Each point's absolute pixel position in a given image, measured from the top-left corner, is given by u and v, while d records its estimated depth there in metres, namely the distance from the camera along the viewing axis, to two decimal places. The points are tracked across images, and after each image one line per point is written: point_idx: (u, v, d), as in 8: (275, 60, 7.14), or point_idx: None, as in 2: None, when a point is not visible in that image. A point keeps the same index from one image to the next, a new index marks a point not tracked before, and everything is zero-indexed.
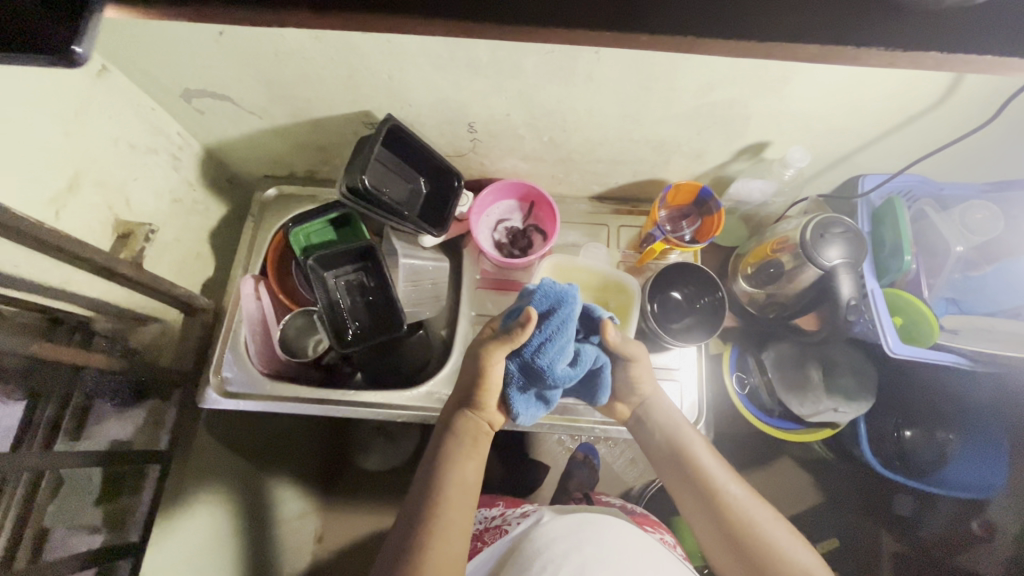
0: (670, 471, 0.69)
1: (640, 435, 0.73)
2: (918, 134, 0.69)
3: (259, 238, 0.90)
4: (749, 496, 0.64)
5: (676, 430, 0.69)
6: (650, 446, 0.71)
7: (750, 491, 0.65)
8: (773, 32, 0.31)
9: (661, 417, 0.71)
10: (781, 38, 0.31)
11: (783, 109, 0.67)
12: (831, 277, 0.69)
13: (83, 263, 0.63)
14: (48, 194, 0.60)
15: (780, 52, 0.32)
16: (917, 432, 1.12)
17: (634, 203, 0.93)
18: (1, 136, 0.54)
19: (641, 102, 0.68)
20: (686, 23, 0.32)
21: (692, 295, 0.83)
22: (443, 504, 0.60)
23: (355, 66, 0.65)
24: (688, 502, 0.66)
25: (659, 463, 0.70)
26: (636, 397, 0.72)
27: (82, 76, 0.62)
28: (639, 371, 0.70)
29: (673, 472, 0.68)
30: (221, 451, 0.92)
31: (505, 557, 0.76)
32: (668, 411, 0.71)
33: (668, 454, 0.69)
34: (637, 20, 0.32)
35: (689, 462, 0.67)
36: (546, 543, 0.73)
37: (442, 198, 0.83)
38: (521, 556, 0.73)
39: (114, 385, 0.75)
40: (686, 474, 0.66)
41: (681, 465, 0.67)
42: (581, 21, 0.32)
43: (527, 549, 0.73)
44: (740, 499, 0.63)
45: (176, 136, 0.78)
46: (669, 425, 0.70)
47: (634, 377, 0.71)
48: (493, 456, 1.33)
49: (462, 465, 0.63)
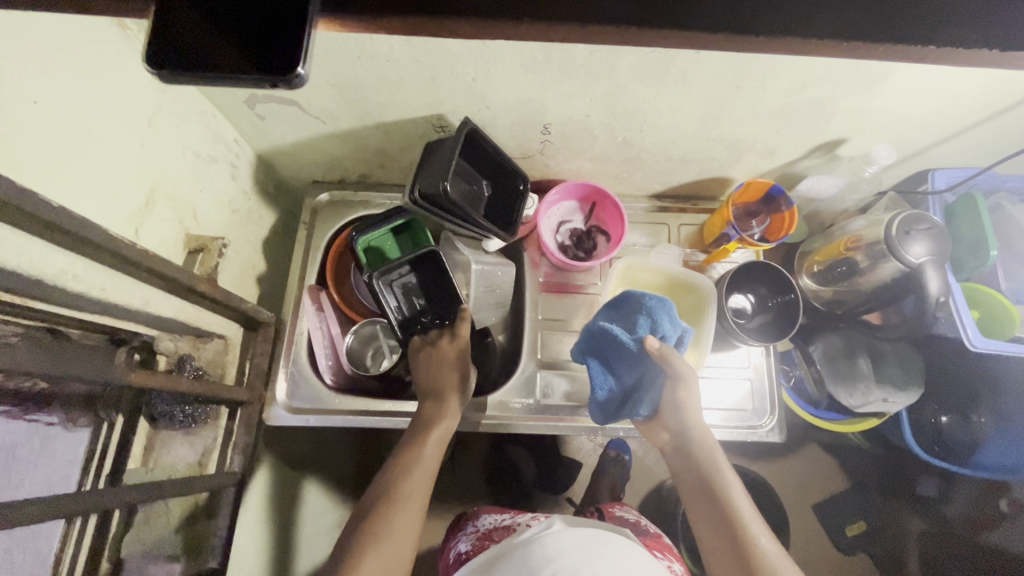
0: (699, 510, 0.67)
1: (676, 466, 0.71)
2: (996, 129, 0.70)
3: (313, 247, 0.86)
4: (779, 554, 0.60)
5: (714, 472, 0.67)
6: (683, 482, 0.70)
7: (782, 550, 0.61)
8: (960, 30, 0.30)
9: (698, 453, 0.69)
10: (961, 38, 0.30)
11: (871, 107, 0.66)
12: (918, 274, 0.70)
13: (162, 283, 0.60)
14: (128, 211, 0.57)
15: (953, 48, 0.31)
16: (952, 417, 1.04)
17: (694, 201, 0.93)
18: (85, 152, 0.50)
19: (729, 101, 0.66)
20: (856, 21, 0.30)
21: (765, 295, 0.84)
22: (405, 507, 0.64)
23: (440, 69, 0.62)
24: (713, 547, 0.64)
25: (692, 502, 0.68)
26: (677, 424, 0.70)
27: (156, 84, 0.58)
28: (688, 396, 0.67)
29: (704, 514, 0.66)
30: (275, 464, 0.89)
31: (504, 564, 0.69)
32: (710, 452, 0.68)
33: (702, 493, 0.67)
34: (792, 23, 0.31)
35: (723, 507, 0.65)
36: (556, 552, 0.66)
37: (508, 201, 0.81)
38: (524, 559, 0.67)
39: (182, 407, 0.71)
40: (718, 517, 0.64)
41: (714, 507, 0.65)
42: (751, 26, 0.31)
43: (533, 556, 0.66)
44: (770, 555, 0.60)
45: (234, 144, 0.74)
46: (708, 466, 0.68)
47: (680, 403, 0.68)
48: (527, 454, 1.28)
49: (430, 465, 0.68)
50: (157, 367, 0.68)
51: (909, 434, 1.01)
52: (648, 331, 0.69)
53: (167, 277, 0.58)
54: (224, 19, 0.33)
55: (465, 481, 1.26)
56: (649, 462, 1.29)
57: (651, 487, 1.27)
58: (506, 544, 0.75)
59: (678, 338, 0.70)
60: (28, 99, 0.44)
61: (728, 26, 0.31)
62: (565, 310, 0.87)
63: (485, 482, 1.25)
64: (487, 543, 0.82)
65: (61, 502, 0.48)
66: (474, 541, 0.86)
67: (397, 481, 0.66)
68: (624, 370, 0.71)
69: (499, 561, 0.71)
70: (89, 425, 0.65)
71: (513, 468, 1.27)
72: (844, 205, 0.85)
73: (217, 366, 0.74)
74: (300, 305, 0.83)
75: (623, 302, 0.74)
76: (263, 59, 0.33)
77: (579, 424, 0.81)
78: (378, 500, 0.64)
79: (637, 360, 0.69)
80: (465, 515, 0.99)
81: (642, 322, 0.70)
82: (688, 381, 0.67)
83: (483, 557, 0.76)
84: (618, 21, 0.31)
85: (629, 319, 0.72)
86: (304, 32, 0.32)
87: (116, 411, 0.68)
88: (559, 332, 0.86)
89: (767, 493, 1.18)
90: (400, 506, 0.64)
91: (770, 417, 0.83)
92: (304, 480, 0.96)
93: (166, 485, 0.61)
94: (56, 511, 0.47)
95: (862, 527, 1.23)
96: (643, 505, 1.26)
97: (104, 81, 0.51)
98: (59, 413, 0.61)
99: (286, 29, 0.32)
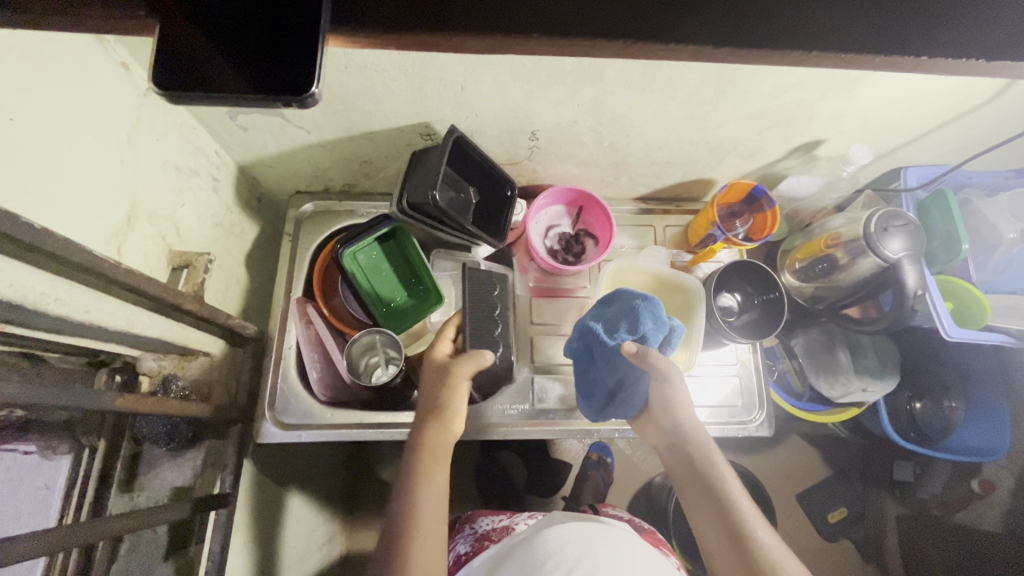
0: (696, 508, 0.67)
1: (671, 464, 0.72)
2: (963, 128, 0.73)
3: (300, 259, 0.85)
4: (778, 546, 0.61)
5: (710, 468, 0.67)
6: (682, 481, 0.70)
7: (781, 543, 0.61)
8: (947, 47, 0.30)
9: (697, 452, 0.69)
10: (948, 53, 0.30)
11: (849, 109, 0.68)
12: (896, 268, 0.73)
13: (147, 301, 0.57)
14: (110, 229, 0.55)
15: (938, 63, 0.31)
16: (925, 404, 1.07)
17: (677, 202, 0.95)
18: (64, 173, 0.48)
19: (714, 105, 0.67)
20: (851, 38, 0.30)
21: (751, 294, 0.86)
22: (421, 530, 0.58)
23: (429, 78, 0.61)
24: (714, 544, 0.64)
25: (690, 499, 0.68)
26: (671, 420, 0.70)
27: (131, 96, 0.56)
28: (674, 392, 0.69)
29: (704, 513, 0.66)
30: (267, 478, 0.86)
31: (506, 561, 0.69)
32: (705, 450, 0.69)
33: (701, 492, 0.67)
34: (802, 34, 0.30)
35: (722, 503, 0.64)
36: (558, 545, 0.66)
37: (494, 207, 0.81)
38: (526, 557, 0.67)
39: (166, 428, 0.68)
40: (718, 515, 0.64)
41: (713, 504, 0.65)
42: (759, 39, 0.31)
43: (534, 552, 0.66)
44: (771, 549, 0.60)
45: (214, 155, 0.72)
46: (704, 463, 0.68)
47: (669, 398, 0.70)
48: (517, 457, 1.27)
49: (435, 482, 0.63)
50: (140, 389, 0.66)
51: (886, 421, 1.03)
52: (629, 331, 0.70)
53: (154, 296, 0.56)
54: (233, 39, 0.32)
55: (456, 487, 1.25)
56: (636, 460, 1.30)
57: (640, 484, 1.28)
58: (505, 543, 0.75)
59: (666, 336, 0.71)
60: (4, 117, 0.42)
61: (727, 39, 0.30)
62: (557, 314, 0.88)
63: (476, 487, 1.25)
64: (486, 544, 0.81)
65: (42, 539, 0.45)
66: (473, 543, 0.85)
67: (411, 504, 0.60)
68: (605, 371, 0.73)
69: (501, 561, 0.71)
70: (70, 451, 0.62)
71: (504, 474, 1.26)
72: (823, 204, 0.88)
73: (205, 386, 0.71)
74: (287, 318, 0.82)
75: (612, 302, 0.75)
76: (270, 83, 0.32)
77: (574, 427, 0.82)
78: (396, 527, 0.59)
79: (619, 363, 0.71)
80: (458, 520, 0.98)
81: (623, 322, 0.71)
82: (674, 378, 0.68)
83: (482, 558, 0.75)
84: (611, 34, 0.30)
85: (614, 320, 0.73)
86: (315, 53, 0.31)
87: (98, 436, 0.65)
88: (550, 337, 0.87)
89: (753, 483, 1.21)
90: (419, 529, 0.59)
91: (759, 411, 0.85)
92: (293, 495, 0.94)
93: (155, 510, 0.59)
94: (40, 547, 0.45)
95: (845, 513, 1.27)
96: (633, 501, 1.27)
97: (80, 93, 0.50)
98: (37, 441, 0.59)
99: (301, 46, 0.31)
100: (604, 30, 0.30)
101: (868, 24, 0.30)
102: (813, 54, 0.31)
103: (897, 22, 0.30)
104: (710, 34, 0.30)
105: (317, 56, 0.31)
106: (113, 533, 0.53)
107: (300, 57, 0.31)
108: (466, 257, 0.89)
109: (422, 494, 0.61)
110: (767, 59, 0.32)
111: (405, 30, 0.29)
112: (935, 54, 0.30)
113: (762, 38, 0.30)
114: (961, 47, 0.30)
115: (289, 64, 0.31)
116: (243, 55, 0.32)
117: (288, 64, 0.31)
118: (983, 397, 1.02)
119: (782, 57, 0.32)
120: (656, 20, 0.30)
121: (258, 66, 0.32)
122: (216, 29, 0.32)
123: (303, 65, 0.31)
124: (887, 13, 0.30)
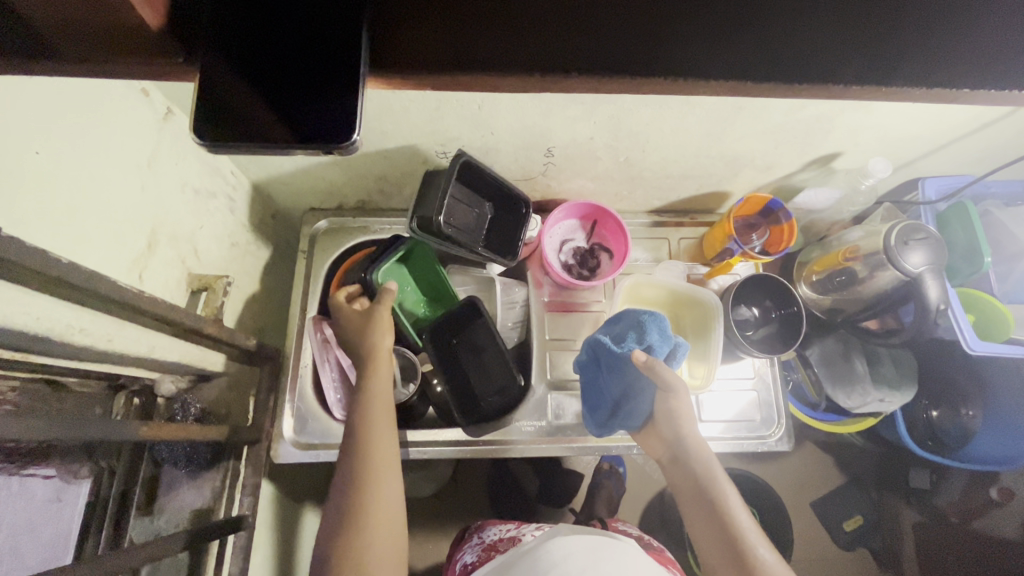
0: (697, 523, 0.67)
1: (672, 477, 0.71)
2: (985, 138, 0.72)
3: (315, 277, 0.85)
4: (778, 563, 0.60)
5: (711, 482, 0.67)
6: (683, 496, 0.69)
7: (781, 559, 0.61)
8: (945, 75, 0.31)
9: (697, 465, 0.68)
10: (949, 80, 0.31)
11: (868, 123, 0.67)
12: (917, 283, 0.72)
13: (166, 328, 0.58)
14: (130, 256, 0.55)
15: (937, 92, 0.32)
16: (941, 411, 1.06)
17: (692, 214, 0.94)
18: (87, 202, 0.48)
19: (732, 120, 0.67)
20: (856, 69, 0.31)
21: (770, 307, 0.85)
22: (374, 502, 0.60)
23: (446, 98, 0.61)
24: (714, 558, 0.63)
25: (690, 514, 0.68)
26: (674, 434, 0.70)
27: (150, 122, 0.56)
28: (678, 403, 0.69)
29: (703, 527, 0.65)
30: (280, 493, 0.86)
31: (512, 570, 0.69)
32: (708, 464, 0.68)
33: (701, 506, 0.67)
34: (801, 65, 0.31)
35: (722, 520, 0.64)
36: (561, 555, 0.66)
37: (510, 223, 0.81)
38: (531, 567, 0.66)
39: (185, 451, 0.69)
40: (721, 532, 0.63)
41: (715, 519, 0.65)
42: (768, 71, 0.31)
43: (540, 562, 0.66)
44: (770, 566, 0.60)
45: (231, 176, 0.72)
46: (705, 478, 0.67)
47: (673, 410, 0.69)
48: (528, 467, 1.27)
49: (386, 401, 0.68)
50: (158, 413, 0.67)
51: (905, 431, 1.02)
52: (636, 343, 0.69)
53: (175, 322, 0.55)
54: (271, 81, 0.32)
55: (466, 497, 1.24)
56: (648, 469, 1.29)
57: (652, 493, 1.27)
58: (512, 553, 0.74)
59: (671, 350, 0.69)
60: (31, 151, 0.42)
61: (740, 71, 0.31)
62: (574, 329, 0.87)
63: (487, 497, 1.24)
64: (492, 555, 0.81)
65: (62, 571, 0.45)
66: (480, 553, 0.85)
67: (356, 471, 0.62)
68: (611, 381, 0.72)
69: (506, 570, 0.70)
70: (90, 475, 0.62)
71: (515, 483, 1.25)
72: (840, 216, 0.88)
73: (222, 405, 0.72)
74: (302, 336, 0.81)
75: (622, 316, 0.74)
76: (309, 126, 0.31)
77: (591, 443, 0.81)
78: (348, 473, 0.62)
79: (627, 372, 0.69)
80: (469, 531, 0.97)
81: (631, 334, 0.70)
82: (679, 391, 0.68)
83: (490, 567, 0.74)
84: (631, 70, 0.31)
85: (625, 332, 0.72)
86: (355, 98, 0.31)
87: (118, 459, 0.65)
88: (567, 352, 0.86)
89: (766, 492, 1.20)
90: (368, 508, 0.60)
91: (777, 426, 0.84)
92: (305, 509, 0.94)
93: (175, 536, 0.59)
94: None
95: (860, 521, 1.25)
96: (645, 511, 1.26)
97: (103, 121, 0.50)
98: (57, 465, 0.57)
99: (336, 87, 0.31)
100: (622, 64, 0.31)
101: (868, 55, 0.30)
102: (817, 87, 0.32)
103: (890, 53, 0.30)
104: (719, 69, 0.31)
105: (358, 102, 0.31)
106: (134, 562, 0.52)
107: (341, 103, 0.31)
108: (482, 272, 0.90)
109: (374, 465, 0.62)
110: (779, 90, 0.32)
111: (446, 68, 0.31)
112: (934, 81, 0.31)
113: (768, 68, 0.31)
114: (956, 76, 0.31)
115: (333, 111, 0.31)
116: (287, 107, 0.32)
117: (327, 102, 0.32)
118: (997, 404, 1.01)
119: (791, 90, 0.32)
120: (669, 59, 0.31)
121: (304, 118, 0.32)
122: (264, 82, 0.31)
123: (340, 112, 0.31)
124: (888, 46, 0.30)
